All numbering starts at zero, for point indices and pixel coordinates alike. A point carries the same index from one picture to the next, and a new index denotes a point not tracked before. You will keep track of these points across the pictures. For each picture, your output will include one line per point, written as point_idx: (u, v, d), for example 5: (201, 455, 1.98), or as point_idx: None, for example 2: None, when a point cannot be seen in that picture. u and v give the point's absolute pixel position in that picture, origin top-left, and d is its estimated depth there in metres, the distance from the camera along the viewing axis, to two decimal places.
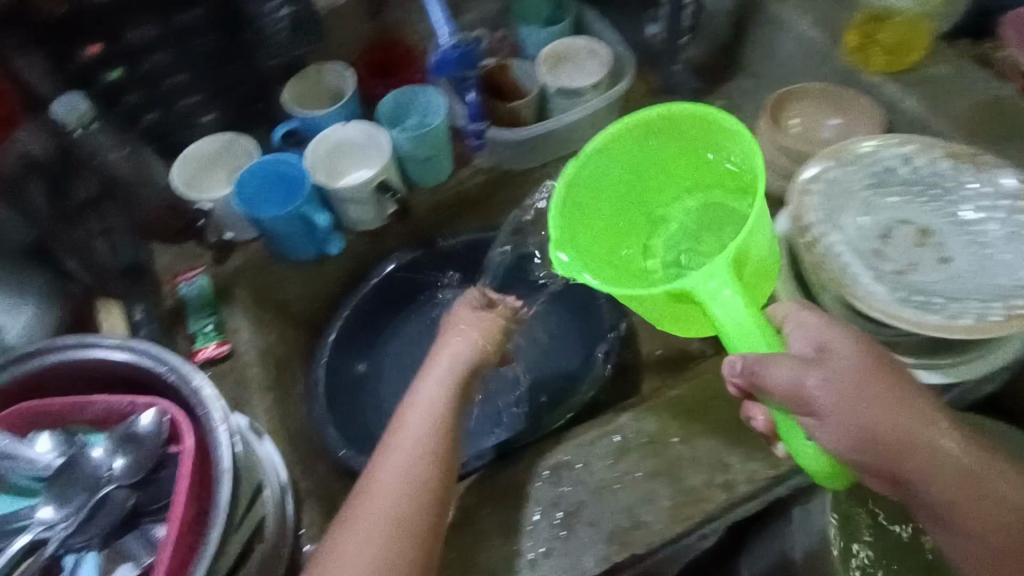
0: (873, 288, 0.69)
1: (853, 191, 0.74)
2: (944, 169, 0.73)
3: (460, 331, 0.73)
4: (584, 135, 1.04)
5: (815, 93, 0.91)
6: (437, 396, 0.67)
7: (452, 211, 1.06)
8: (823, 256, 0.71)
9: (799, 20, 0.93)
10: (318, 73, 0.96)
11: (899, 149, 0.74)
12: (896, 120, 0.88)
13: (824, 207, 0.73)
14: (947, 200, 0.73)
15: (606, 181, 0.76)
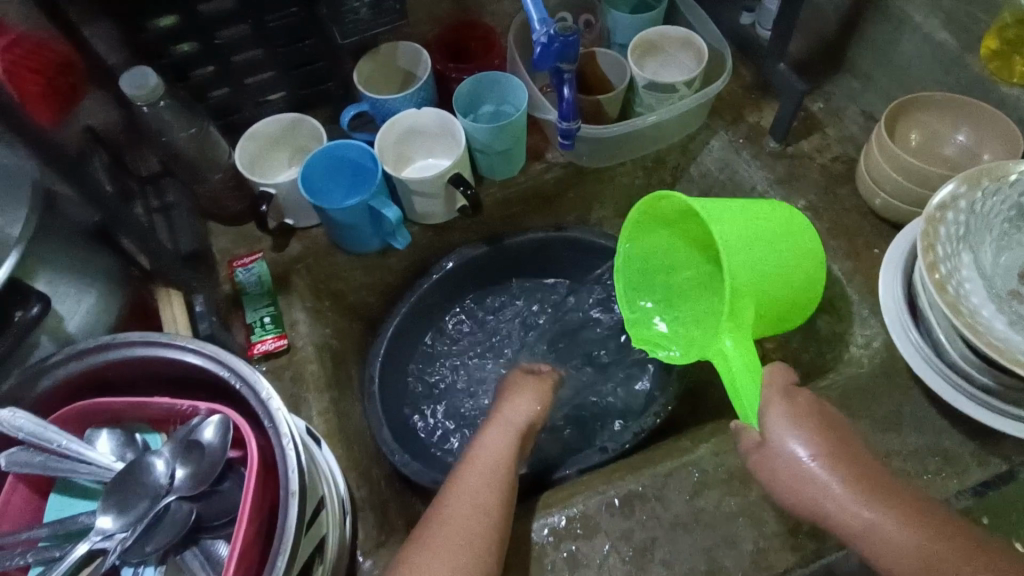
0: (1010, 337, 0.61)
1: (989, 224, 0.67)
2: None
3: (518, 387, 0.79)
4: (668, 133, 0.97)
5: (942, 103, 0.81)
6: (498, 442, 0.70)
7: (522, 206, 1.00)
8: (957, 297, 0.63)
9: (926, 20, 0.84)
10: (393, 52, 0.90)
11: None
12: None
13: (958, 239, 0.65)
14: None
15: (645, 258, 0.84)
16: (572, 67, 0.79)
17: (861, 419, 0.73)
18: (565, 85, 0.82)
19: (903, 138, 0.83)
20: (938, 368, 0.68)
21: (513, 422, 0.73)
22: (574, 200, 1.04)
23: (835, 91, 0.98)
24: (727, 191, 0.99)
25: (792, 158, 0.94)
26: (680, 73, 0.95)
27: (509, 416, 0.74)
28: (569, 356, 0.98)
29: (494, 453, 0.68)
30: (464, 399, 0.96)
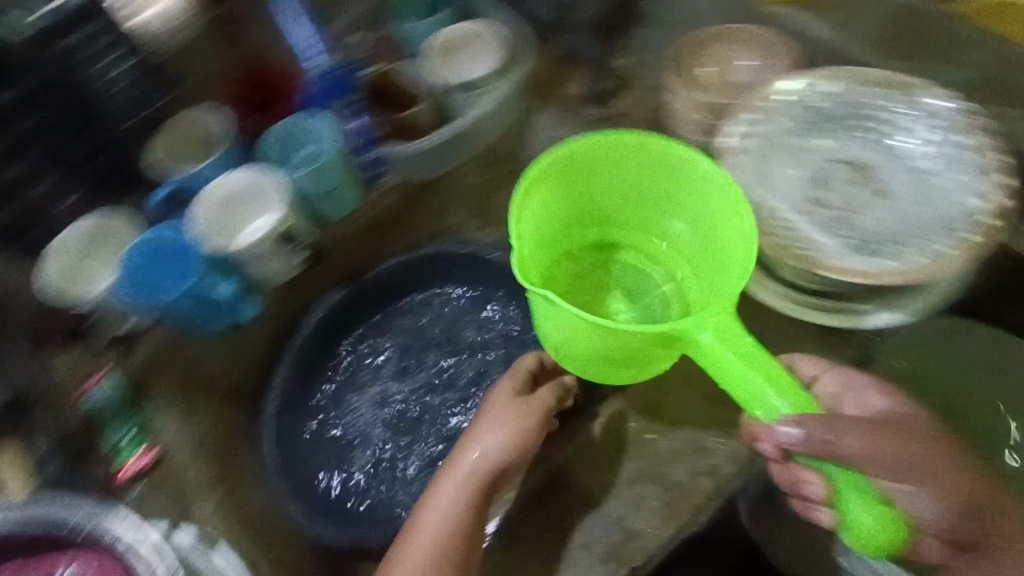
0: (817, 239, 0.71)
1: (787, 140, 0.76)
2: (874, 99, 0.75)
3: (493, 421, 0.73)
4: (492, 128, 0.97)
5: (725, 34, 0.87)
6: (458, 493, 0.69)
7: (373, 235, 0.99)
8: (765, 218, 0.73)
9: None
10: (184, 122, 0.86)
11: (822, 85, 0.76)
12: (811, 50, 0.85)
13: (758, 165, 0.75)
14: (879, 130, 0.74)
15: (580, 205, 0.79)
16: (356, 96, 0.90)
17: None
18: (348, 117, 0.89)
19: (699, 75, 0.87)
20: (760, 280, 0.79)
21: (483, 472, 0.70)
22: (426, 216, 1.03)
23: (641, 41, 1.00)
24: None
25: (612, 120, 0.98)
26: (485, 66, 0.91)
27: (475, 464, 0.70)
28: (460, 365, 0.96)
29: (449, 515, 0.69)
30: (367, 449, 0.92)
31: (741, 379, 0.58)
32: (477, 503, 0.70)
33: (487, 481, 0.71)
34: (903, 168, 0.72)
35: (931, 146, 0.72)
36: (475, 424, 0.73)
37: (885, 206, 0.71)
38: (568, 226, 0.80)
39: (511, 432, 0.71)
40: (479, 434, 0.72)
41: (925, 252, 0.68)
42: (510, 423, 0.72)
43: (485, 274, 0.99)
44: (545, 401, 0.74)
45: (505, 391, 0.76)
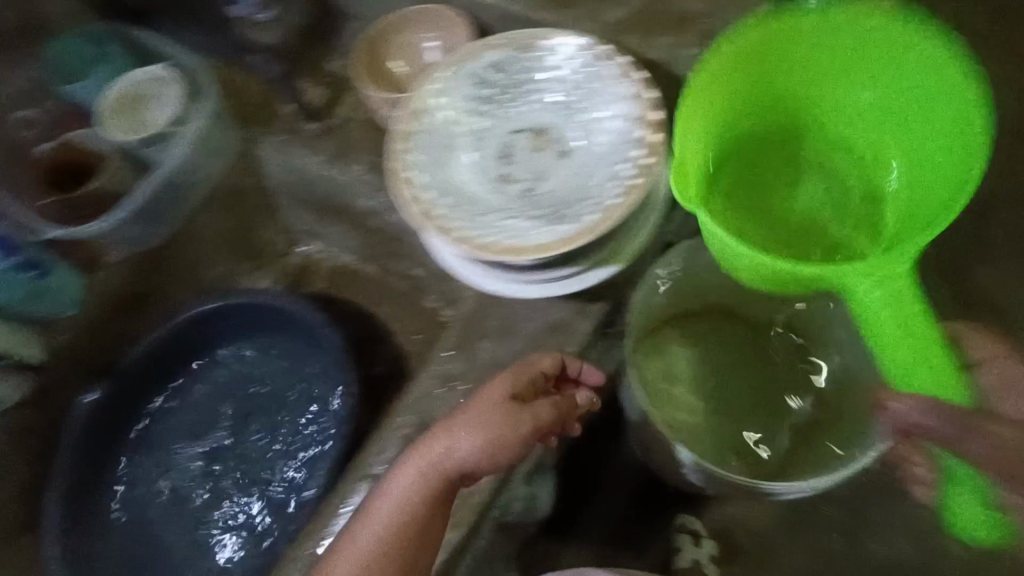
0: (518, 226, 0.63)
1: (450, 140, 0.68)
2: (507, 65, 0.69)
3: (472, 425, 0.64)
4: (206, 171, 0.90)
5: (404, 26, 0.81)
6: (416, 480, 0.64)
7: (117, 319, 0.92)
8: (462, 226, 0.63)
9: None
10: None
11: (455, 75, 0.69)
12: (491, 20, 0.78)
13: (434, 175, 0.66)
14: (528, 91, 0.69)
15: (779, 76, 0.66)
16: None
17: (484, 339, 0.77)
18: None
19: (393, 70, 0.81)
20: (482, 267, 0.71)
21: (447, 470, 0.64)
22: (176, 280, 0.96)
23: (343, 42, 0.95)
24: (306, 188, 0.94)
25: (335, 130, 0.91)
26: (166, 111, 0.84)
27: (439, 459, 0.64)
28: (254, 416, 0.93)
29: (400, 507, 0.63)
30: (190, 523, 0.88)
31: (887, 330, 0.54)
32: (433, 502, 0.64)
33: (449, 479, 0.65)
34: (582, 124, 0.67)
35: (578, 88, 0.68)
36: (458, 413, 0.66)
37: (568, 170, 0.66)
38: (897, 116, 0.64)
39: (489, 440, 0.64)
40: (453, 434, 0.64)
41: (623, 180, 0.63)
42: (493, 430, 0.64)
43: (247, 313, 0.94)
44: (536, 417, 0.67)
45: (505, 388, 0.67)
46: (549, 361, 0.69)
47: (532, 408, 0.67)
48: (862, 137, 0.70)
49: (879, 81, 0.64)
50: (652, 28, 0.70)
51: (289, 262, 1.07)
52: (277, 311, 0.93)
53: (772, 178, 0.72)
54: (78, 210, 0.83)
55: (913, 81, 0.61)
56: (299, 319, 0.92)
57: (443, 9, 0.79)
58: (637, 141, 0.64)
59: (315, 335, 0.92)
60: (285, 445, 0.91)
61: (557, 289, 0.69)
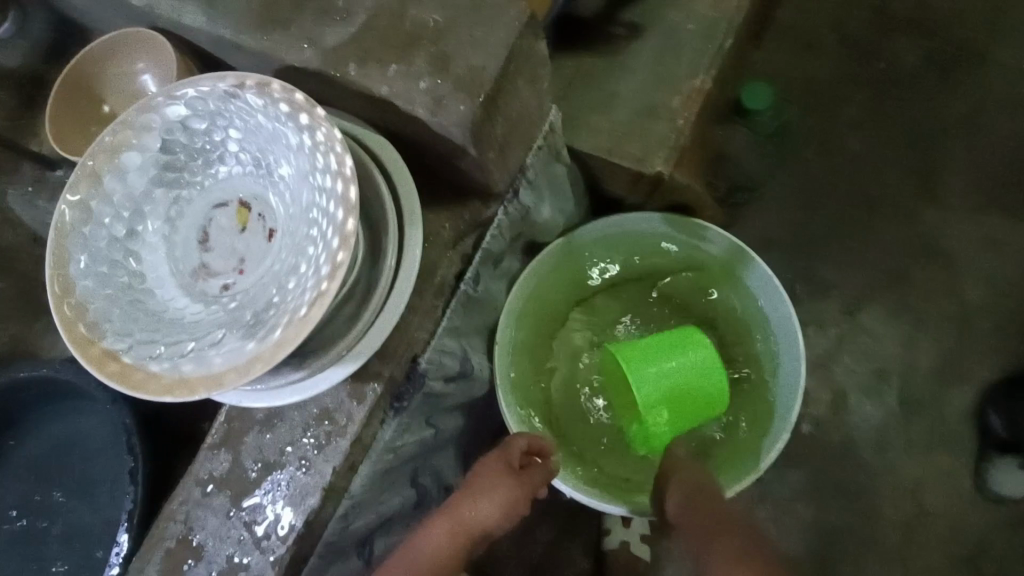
0: (210, 347, 0.49)
1: (119, 244, 0.52)
2: (163, 131, 0.52)
3: (488, 491, 0.77)
4: None
5: (101, 55, 0.68)
6: (444, 537, 0.75)
7: None
8: (139, 360, 0.48)
9: None
10: None
11: (96, 158, 0.52)
12: (202, 42, 0.63)
13: (99, 296, 0.50)
14: (211, 161, 0.55)
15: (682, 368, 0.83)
16: None
17: (246, 432, 0.65)
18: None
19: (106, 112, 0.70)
20: None
21: (470, 530, 0.76)
22: None
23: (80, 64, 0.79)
24: None
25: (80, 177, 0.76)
26: None
27: (460, 519, 0.76)
28: (58, 492, 0.85)
29: (429, 561, 0.74)
30: None
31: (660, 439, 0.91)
32: (457, 555, 0.76)
33: (471, 536, 0.77)
34: (286, 195, 0.53)
35: (265, 147, 0.53)
36: (473, 479, 0.79)
37: (273, 258, 0.52)
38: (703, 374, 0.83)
39: (502, 500, 0.77)
40: (476, 500, 0.77)
41: (320, 268, 0.48)
42: (504, 492, 0.77)
43: (19, 388, 0.82)
44: (536, 478, 0.80)
45: (497, 462, 0.80)
46: (534, 437, 0.82)
47: (528, 473, 0.80)
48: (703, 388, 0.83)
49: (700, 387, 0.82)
50: (374, 52, 0.55)
51: None
52: (50, 380, 0.81)
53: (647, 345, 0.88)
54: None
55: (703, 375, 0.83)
56: (74, 386, 0.81)
57: (142, 28, 0.65)
58: (332, 223, 0.48)
59: (96, 401, 0.81)
60: (94, 518, 0.83)
61: (298, 391, 0.59)
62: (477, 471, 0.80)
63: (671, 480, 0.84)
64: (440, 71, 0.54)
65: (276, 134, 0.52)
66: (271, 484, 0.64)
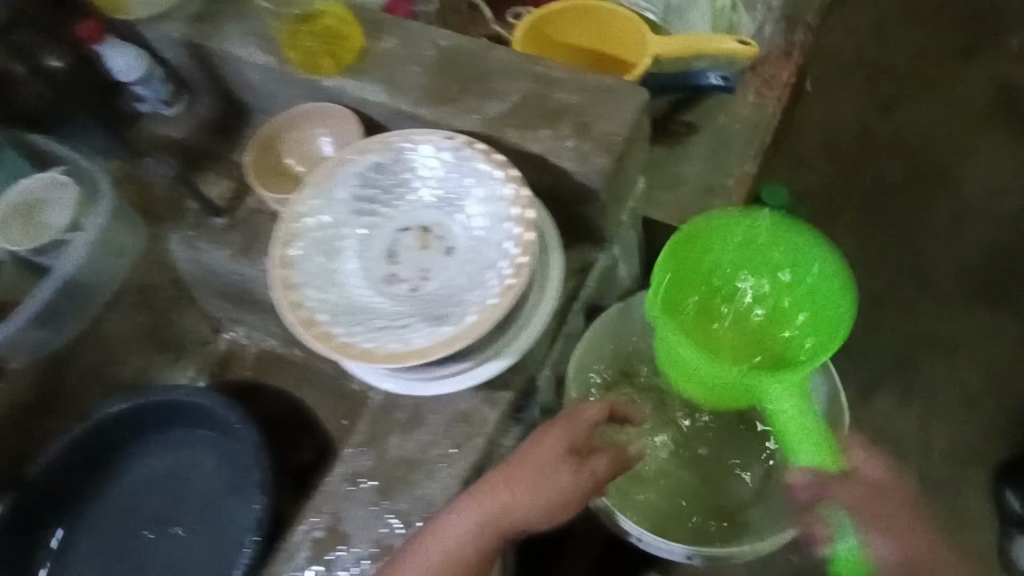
0: (410, 330, 0.62)
1: (330, 250, 0.67)
2: (373, 169, 0.68)
3: (539, 474, 0.70)
4: (111, 271, 0.89)
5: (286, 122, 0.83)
6: (477, 524, 0.68)
7: (19, 430, 0.89)
8: (352, 338, 0.61)
9: (244, 51, 0.84)
10: None
11: (321, 187, 0.68)
12: (380, 114, 0.80)
13: (319, 288, 0.64)
14: (402, 191, 0.69)
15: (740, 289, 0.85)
16: None
17: (391, 433, 0.75)
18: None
19: (291, 168, 0.84)
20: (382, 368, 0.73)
21: (506, 525, 0.69)
22: (82, 383, 0.93)
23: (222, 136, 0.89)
24: (216, 280, 0.94)
25: (243, 224, 0.90)
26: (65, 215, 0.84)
27: (504, 505, 0.69)
28: (173, 512, 0.91)
29: (461, 543, 0.67)
30: None
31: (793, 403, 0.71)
32: (487, 550, 0.69)
33: (507, 531, 0.69)
34: (464, 219, 0.67)
35: (450, 182, 0.68)
36: (517, 461, 0.71)
37: (455, 268, 0.66)
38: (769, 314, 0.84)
39: (557, 491, 0.70)
40: (523, 487, 0.69)
41: (503, 272, 0.62)
42: (563, 482, 0.71)
43: (151, 407, 0.91)
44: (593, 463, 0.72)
45: (562, 441, 0.73)
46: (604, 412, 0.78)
47: (592, 462, 0.74)
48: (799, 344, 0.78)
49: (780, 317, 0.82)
50: (530, 121, 0.72)
51: (212, 349, 1.06)
52: (185, 405, 0.91)
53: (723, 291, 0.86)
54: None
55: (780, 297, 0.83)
56: (205, 409, 0.90)
57: (328, 103, 0.82)
58: (513, 239, 0.63)
59: (224, 422, 0.90)
60: (211, 534, 0.89)
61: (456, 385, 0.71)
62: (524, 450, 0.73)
63: (880, 516, 0.71)
64: (582, 136, 0.71)
65: (463, 174, 0.67)
66: (414, 479, 0.73)
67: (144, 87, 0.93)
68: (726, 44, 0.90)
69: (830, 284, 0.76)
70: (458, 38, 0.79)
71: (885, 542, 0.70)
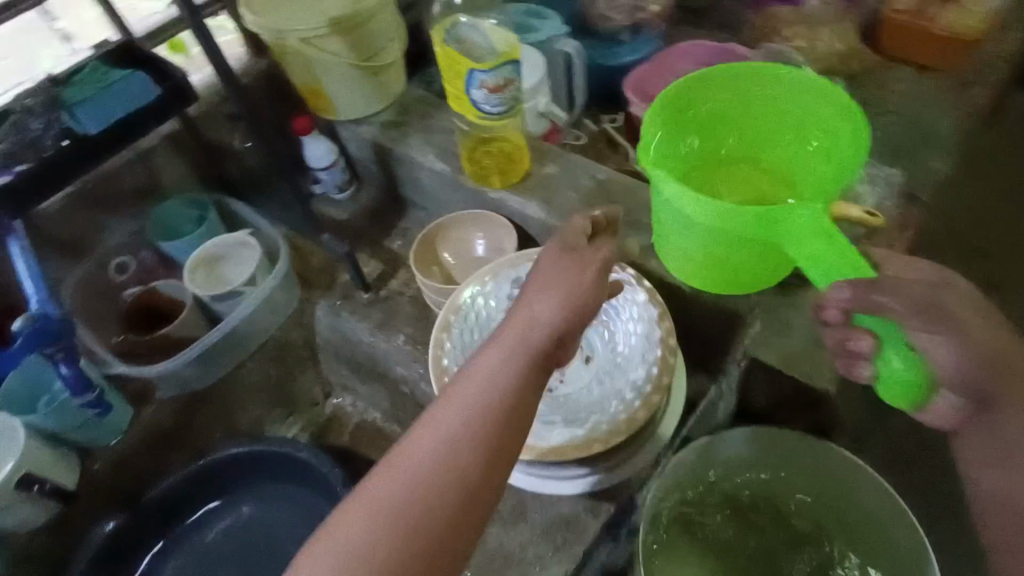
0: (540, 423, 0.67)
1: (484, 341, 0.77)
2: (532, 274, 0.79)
3: (550, 281, 0.64)
4: (267, 322, 1.00)
5: (451, 222, 0.93)
6: (497, 362, 0.60)
7: (150, 454, 0.95)
8: None
9: (425, 157, 0.98)
10: None
11: (487, 283, 0.79)
12: (534, 227, 0.91)
13: None
14: None
15: (701, 121, 0.84)
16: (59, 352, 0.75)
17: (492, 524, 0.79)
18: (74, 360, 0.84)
19: (443, 260, 0.94)
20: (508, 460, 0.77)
21: (535, 343, 0.61)
22: (209, 419, 1.00)
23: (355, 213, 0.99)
24: (348, 346, 1.03)
25: (384, 301, 1.00)
26: (243, 271, 0.96)
27: (524, 327, 0.62)
28: (253, 558, 0.96)
29: (486, 377, 0.60)
30: None
31: (814, 248, 0.63)
32: (529, 375, 0.60)
33: (541, 351, 0.61)
34: (607, 332, 0.73)
35: (601, 299, 0.75)
36: (526, 287, 0.65)
37: (593, 376, 0.71)
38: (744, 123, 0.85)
39: (565, 294, 0.63)
40: (532, 293, 0.63)
41: (641, 387, 0.67)
42: (567, 287, 0.64)
43: (262, 454, 0.97)
44: (598, 260, 0.66)
45: (561, 250, 0.66)
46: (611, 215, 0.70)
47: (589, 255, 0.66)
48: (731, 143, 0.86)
49: (726, 104, 0.83)
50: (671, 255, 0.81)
51: (319, 411, 1.13)
52: (289, 458, 0.97)
53: (718, 102, 0.83)
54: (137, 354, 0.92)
55: (715, 97, 0.83)
56: (309, 464, 0.96)
57: (491, 211, 0.93)
58: (652, 359, 0.68)
59: (323, 479, 0.95)
60: None
61: (575, 487, 0.73)
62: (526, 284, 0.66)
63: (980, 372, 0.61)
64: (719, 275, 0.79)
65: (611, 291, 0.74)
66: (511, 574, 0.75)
67: (327, 174, 1.07)
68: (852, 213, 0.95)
69: (797, 82, 0.79)
70: (614, 174, 0.90)
71: (945, 342, 0.58)
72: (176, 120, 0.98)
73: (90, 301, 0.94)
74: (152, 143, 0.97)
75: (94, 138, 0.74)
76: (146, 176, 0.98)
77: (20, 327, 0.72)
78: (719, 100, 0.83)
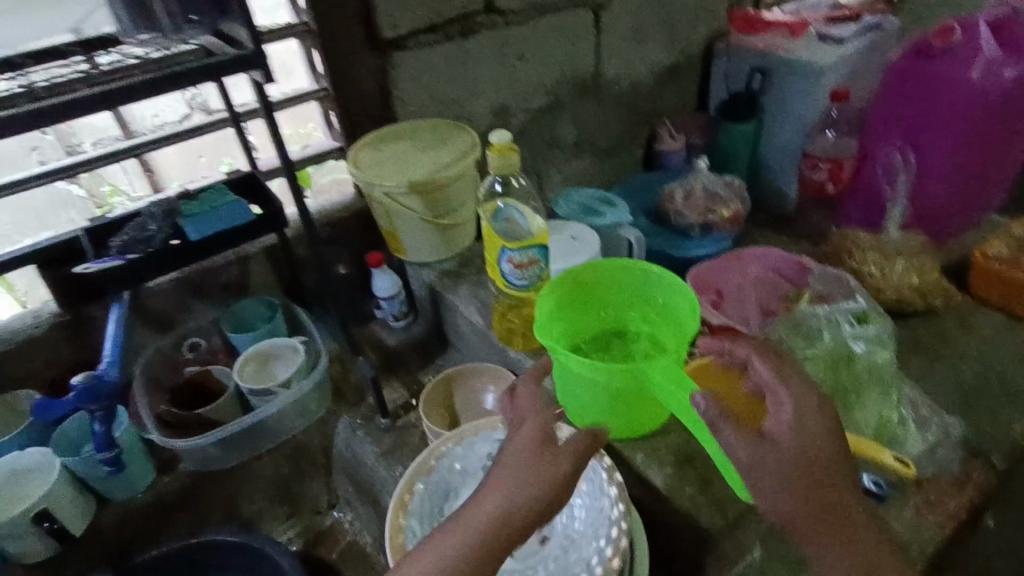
0: None
1: (454, 492, 0.81)
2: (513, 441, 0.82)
3: (517, 474, 0.61)
4: (293, 424, 1.08)
5: (470, 371, 1.03)
6: (457, 547, 0.59)
7: (154, 520, 1.03)
8: None
9: (467, 309, 1.08)
10: (11, 401, 0.98)
11: (469, 441, 0.83)
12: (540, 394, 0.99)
13: (425, 514, 0.78)
14: None
15: (586, 300, 0.90)
16: (100, 408, 0.91)
17: None
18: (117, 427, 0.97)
19: (454, 405, 1.02)
20: None
21: (499, 534, 0.59)
22: (216, 501, 1.08)
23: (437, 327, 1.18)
24: (356, 464, 1.08)
25: (397, 431, 1.06)
26: (285, 369, 1.07)
27: (489, 517, 0.59)
28: None
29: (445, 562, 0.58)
30: None
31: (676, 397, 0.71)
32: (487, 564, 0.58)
33: (502, 542, 0.59)
34: (570, 519, 0.74)
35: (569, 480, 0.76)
36: (497, 467, 0.63)
37: (541, 558, 0.72)
38: (619, 298, 0.90)
39: (530, 492, 0.60)
40: (496, 481, 0.61)
41: None
42: (536, 484, 0.60)
43: (242, 546, 1.00)
44: (570, 459, 0.62)
45: (530, 440, 0.64)
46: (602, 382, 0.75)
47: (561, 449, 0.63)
48: (613, 314, 0.91)
49: (598, 286, 0.89)
50: (659, 456, 0.83)
51: (319, 520, 1.16)
52: (262, 560, 1.00)
53: (595, 283, 0.89)
54: (174, 427, 1.02)
55: (592, 283, 0.89)
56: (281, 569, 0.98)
57: (504, 368, 1.02)
58: (601, 547, 0.67)
59: None
60: None
61: None
62: (513, 441, 0.65)
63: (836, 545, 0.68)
64: (703, 488, 0.79)
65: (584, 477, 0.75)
66: None
67: (387, 303, 1.17)
68: (888, 459, 0.88)
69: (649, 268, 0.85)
70: None
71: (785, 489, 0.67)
72: (275, 236, 1.15)
73: (160, 371, 1.09)
74: (252, 251, 1.14)
75: (194, 242, 0.94)
76: (240, 276, 1.15)
77: (77, 383, 0.90)
78: (597, 282, 0.89)
